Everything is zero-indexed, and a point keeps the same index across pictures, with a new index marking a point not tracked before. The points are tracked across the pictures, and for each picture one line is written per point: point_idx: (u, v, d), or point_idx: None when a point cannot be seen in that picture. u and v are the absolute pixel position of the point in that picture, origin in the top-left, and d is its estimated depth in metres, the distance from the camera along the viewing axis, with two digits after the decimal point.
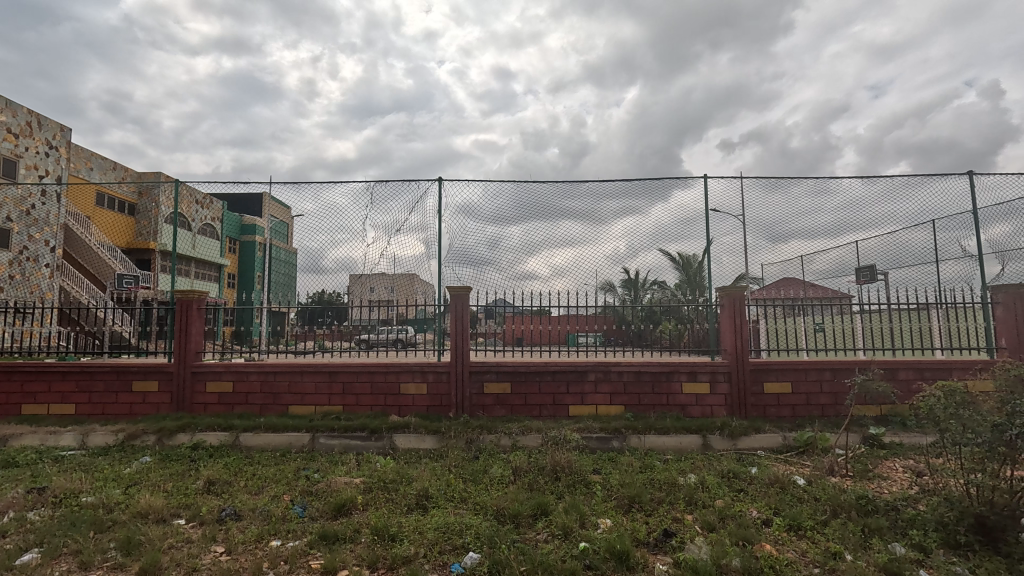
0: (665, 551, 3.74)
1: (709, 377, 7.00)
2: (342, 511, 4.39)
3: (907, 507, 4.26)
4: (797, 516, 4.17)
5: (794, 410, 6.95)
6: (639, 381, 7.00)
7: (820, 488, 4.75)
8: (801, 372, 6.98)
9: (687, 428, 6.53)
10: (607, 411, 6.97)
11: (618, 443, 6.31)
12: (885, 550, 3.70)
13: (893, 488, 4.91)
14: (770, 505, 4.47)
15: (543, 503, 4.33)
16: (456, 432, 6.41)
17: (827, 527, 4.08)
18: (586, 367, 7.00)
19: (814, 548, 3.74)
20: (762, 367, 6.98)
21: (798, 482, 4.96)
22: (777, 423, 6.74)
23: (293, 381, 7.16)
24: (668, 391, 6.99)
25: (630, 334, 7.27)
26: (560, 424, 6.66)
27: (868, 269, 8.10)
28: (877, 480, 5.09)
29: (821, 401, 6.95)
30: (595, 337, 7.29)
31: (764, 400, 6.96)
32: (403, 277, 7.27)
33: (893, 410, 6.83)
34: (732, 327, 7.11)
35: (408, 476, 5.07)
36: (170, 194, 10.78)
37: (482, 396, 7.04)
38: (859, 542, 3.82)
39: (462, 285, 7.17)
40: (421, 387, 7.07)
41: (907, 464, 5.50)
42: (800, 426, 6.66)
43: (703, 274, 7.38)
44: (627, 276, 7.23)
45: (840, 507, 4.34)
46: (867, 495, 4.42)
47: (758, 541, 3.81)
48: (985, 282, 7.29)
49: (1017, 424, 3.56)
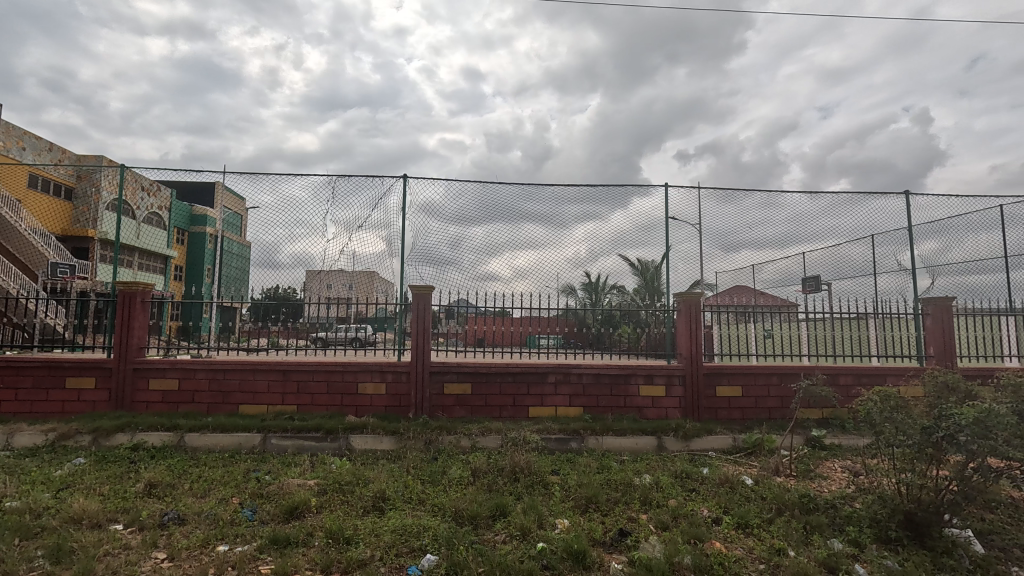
0: (621, 550, 3.82)
1: (665, 381, 7.20)
2: (294, 515, 4.25)
3: (844, 505, 4.50)
4: (744, 514, 4.35)
5: (743, 412, 7.23)
6: (598, 383, 7.12)
7: (766, 488, 4.96)
8: (751, 376, 7.27)
9: (643, 429, 6.70)
10: (566, 412, 7.05)
11: (576, 444, 6.40)
12: (825, 546, 3.92)
13: (832, 487, 5.20)
14: (719, 504, 4.64)
15: (502, 504, 4.34)
16: (415, 432, 6.32)
17: (772, 524, 4.26)
18: (546, 369, 7.06)
19: (760, 545, 3.91)
20: (714, 371, 7.25)
21: (746, 482, 5.16)
22: (727, 425, 7.01)
23: (244, 379, 6.88)
24: (626, 394, 7.14)
25: (589, 337, 7.38)
26: (520, 425, 6.69)
27: (813, 279, 8.60)
28: (817, 480, 5.38)
29: (769, 404, 7.26)
30: (555, 339, 7.30)
31: (716, 403, 7.22)
32: (363, 274, 7.14)
33: (834, 413, 7.21)
34: (687, 332, 7.35)
35: (364, 478, 4.96)
36: (115, 178, 10.11)
37: (442, 397, 6.98)
38: (801, 538, 4.01)
39: (425, 285, 7.08)
40: (379, 387, 6.94)
41: (845, 465, 5.84)
42: (748, 428, 6.96)
43: (660, 279, 7.57)
44: (588, 279, 7.33)
45: (784, 505, 4.55)
46: (808, 493, 4.65)
47: (708, 539, 3.94)
48: (918, 295, 7.81)
49: (944, 427, 3.84)
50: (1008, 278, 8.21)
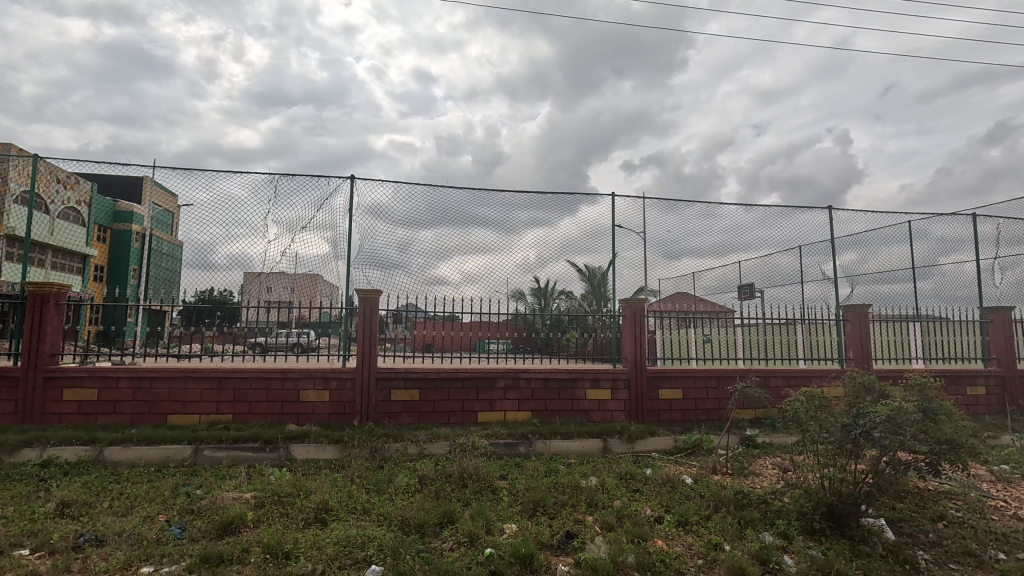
0: (567, 552, 3.87)
1: (611, 384, 7.39)
2: (228, 530, 4.01)
3: (775, 500, 4.78)
4: (684, 512, 4.53)
5: (683, 414, 7.53)
6: (546, 388, 7.21)
7: (705, 486, 5.19)
8: (691, 379, 7.59)
9: (590, 432, 6.84)
10: (514, 417, 7.08)
11: (524, 448, 6.44)
12: (757, 539, 4.14)
13: (764, 483, 5.51)
14: (661, 503, 4.80)
15: (450, 510, 4.29)
16: (360, 440, 6.15)
17: (709, 521, 4.46)
18: (495, 374, 7.07)
19: (699, 541, 4.08)
20: (657, 375, 7.51)
21: (686, 481, 5.37)
22: (669, 427, 7.28)
23: (174, 387, 6.45)
24: (573, 398, 7.26)
25: (538, 342, 7.44)
26: (468, 431, 6.65)
27: (747, 287, 9.12)
28: (751, 477, 5.69)
29: (707, 406, 7.60)
30: (503, 344, 7.43)
31: (658, 405, 7.48)
32: (305, 277, 6.98)
33: (765, 413, 7.64)
34: (632, 336, 7.59)
35: (306, 488, 4.77)
36: (28, 169, 9.27)
37: (389, 403, 6.83)
38: (736, 533, 4.22)
39: (372, 289, 6.92)
40: (322, 394, 6.70)
41: (776, 462, 6.20)
42: (688, 429, 7.26)
43: (606, 285, 7.79)
44: (537, 285, 7.46)
45: (720, 502, 4.77)
46: (742, 490, 4.90)
47: (650, 538, 4.07)
48: (840, 302, 8.44)
49: (861, 424, 4.17)
50: (916, 288, 9.01)
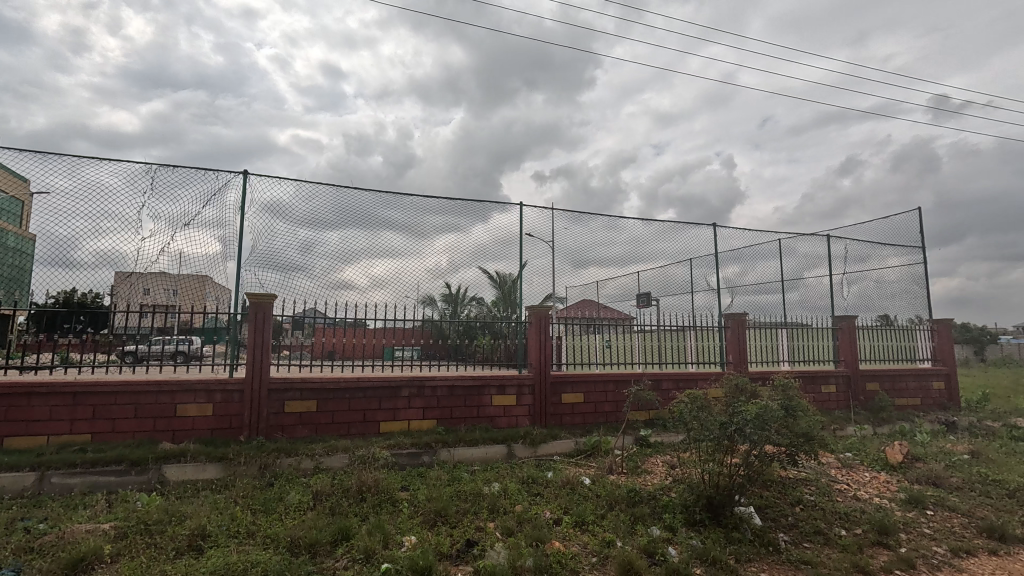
0: (467, 561, 3.86)
1: (516, 390, 7.51)
2: (78, 569, 3.50)
3: (662, 495, 5.14)
4: (581, 512, 4.71)
5: (584, 417, 7.84)
6: (452, 395, 7.15)
7: (601, 486, 5.44)
8: (591, 384, 7.93)
9: (495, 438, 6.89)
10: (419, 426, 6.94)
11: (427, 458, 6.33)
12: (645, 534, 4.41)
13: (654, 480, 5.90)
14: (561, 505, 4.96)
15: (345, 527, 4.10)
16: (248, 457, 5.68)
17: (604, 519, 4.68)
18: (399, 383, 6.89)
19: (593, 540, 4.26)
20: (560, 380, 7.76)
21: (585, 482, 5.60)
22: (570, 430, 7.55)
23: (13, 405, 5.52)
24: (479, 404, 7.28)
25: (447, 348, 7.37)
26: (369, 442, 6.40)
27: (645, 295, 9.75)
28: (643, 475, 6.06)
29: (606, 409, 7.98)
30: (412, 351, 7.22)
31: (561, 410, 7.73)
32: (190, 278, 6.41)
33: (657, 414, 8.19)
34: (537, 343, 7.77)
35: (180, 514, 4.30)
36: None
37: (282, 416, 6.38)
38: (627, 529, 4.47)
39: (266, 293, 6.46)
40: (203, 409, 6.09)
41: (665, 459, 6.66)
42: (588, 432, 7.58)
43: (515, 292, 7.94)
44: (448, 290, 7.34)
45: (614, 501, 5.02)
46: (635, 488, 5.21)
47: (548, 540, 4.18)
48: (722, 310, 9.29)
49: (735, 422, 4.62)
50: (784, 298, 10.18)
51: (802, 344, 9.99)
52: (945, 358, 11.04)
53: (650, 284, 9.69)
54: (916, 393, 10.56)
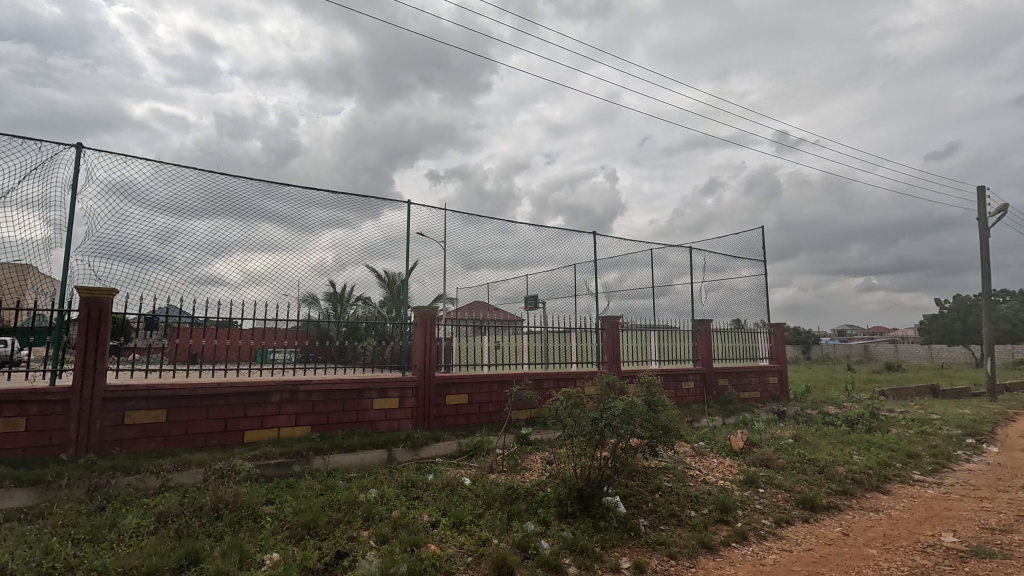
0: (336, 574, 3.67)
1: (399, 393, 7.32)
2: None
3: (538, 490, 5.35)
4: (460, 513, 4.72)
5: (467, 418, 7.88)
6: (329, 400, 6.76)
7: (480, 485, 5.50)
8: (475, 384, 8.00)
9: (374, 443, 6.66)
10: (291, 434, 6.46)
11: (298, 467, 5.91)
12: (520, 529, 4.55)
13: (531, 476, 6.11)
14: (439, 507, 4.93)
15: (195, 549, 3.68)
16: (73, 478, 4.85)
17: (481, 518, 4.74)
18: (270, 388, 6.36)
19: (469, 539, 4.30)
20: (445, 381, 7.72)
21: (465, 482, 5.62)
22: (453, 431, 7.55)
23: None
24: (358, 409, 6.97)
25: (331, 351, 6.99)
26: (229, 454, 5.82)
27: (532, 298, 9.97)
28: (521, 472, 6.25)
29: (489, 409, 8.10)
30: (289, 353, 6.68)
31: (445, 411, 7.69)
32: (11, 269, 5.46)
33: (538, 412, 8.50)
34: (422, 344, 7.65)
35: None
36: None
37: (122, 429, 5.56)
38: (503, 526, 4.57)
39: (106, 288, 5.60)
40: (14, 424, 5.11)
41: (543, 456, 6.95)
42: (471, 432, 7.64)
43: (405, 292, 7.70)
44: (332, 289, 6.90)
45: (491, 499, 5.11)
46: (512, 485, 5.34)
47: (424, 544, 4.13)
48: (600, 313, 9.89)
49: (605, 417, 4.96)
50: (653, 303, 11.13)
51: (667, 345, 11.02)
52: (779, 356, 12.85)
53: (538, 287, 9.97)
54: (756, 387, 12.19)
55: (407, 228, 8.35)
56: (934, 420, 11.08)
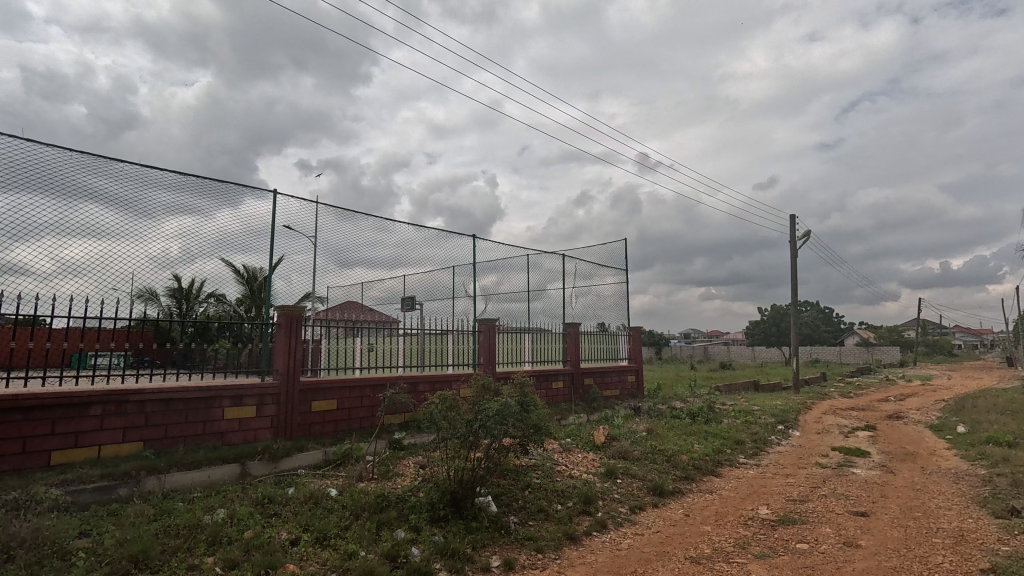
0: None
1: (256, 401, 6.63)
2: None
3: (410, 496, 5.23)
4: (324, 527, 4.43)
5: (335, 425, 7.42)
6: (168, 411, 5.89)
7: (348, 496, 5.20)
8: (345, 389, 7.57)
9: (224, 457, 5.98)
10: (116, 452, 5.51)
11: (126, 491, 5.11)
12: (390, 538, 4.40)
13: (403, 482, 5.95)
14: (300, 522, 4.57)
15: None
16: None
17: (347, 530, 4.49)
18: (90, 399, 5.37)
19: (334, 554, 4.05)
20: (311, 387, 7.19)
21: (330, 494, 5.27)
22: (319, 440, 7.06)
23: None
24: (206, 419, 6.17)
25: (172, 355, 6.14)
26: (29, 480, 4.83)
27: (410, 299, 9.98)
28: (393, 478, 6.06)
29: (359, 414, 7.71)
30: (118, 358, 5.80)
31: (310, 419, 7.15)
32: None
33: (412, 416, 8.29)
34: (286, 347, 7.04)
35: None
36: None
37: None
38: (371, 537, 4.38)
39: None
40: None
41: (416, 460, 6.81)
42: (339, 440, 7.21)
43: (266, 290, 7.13)
44: (177, 285, 6.22)
45: (359, 509, 4.87)
46: (383, 493, 5.15)
47: (282, 564, 3.79)
48: (478, 316, 10.00)
49: (480, 419, 5.02)
50: (528, 307, 11.53)
51: (539, 347, 11.50)
52: (636, 357, 14.13)
53: (415, 288, 9.83)
54: (617, 385, 13.27)
55: (272, 220, 7.64)
56: (755, 410, 13.05)
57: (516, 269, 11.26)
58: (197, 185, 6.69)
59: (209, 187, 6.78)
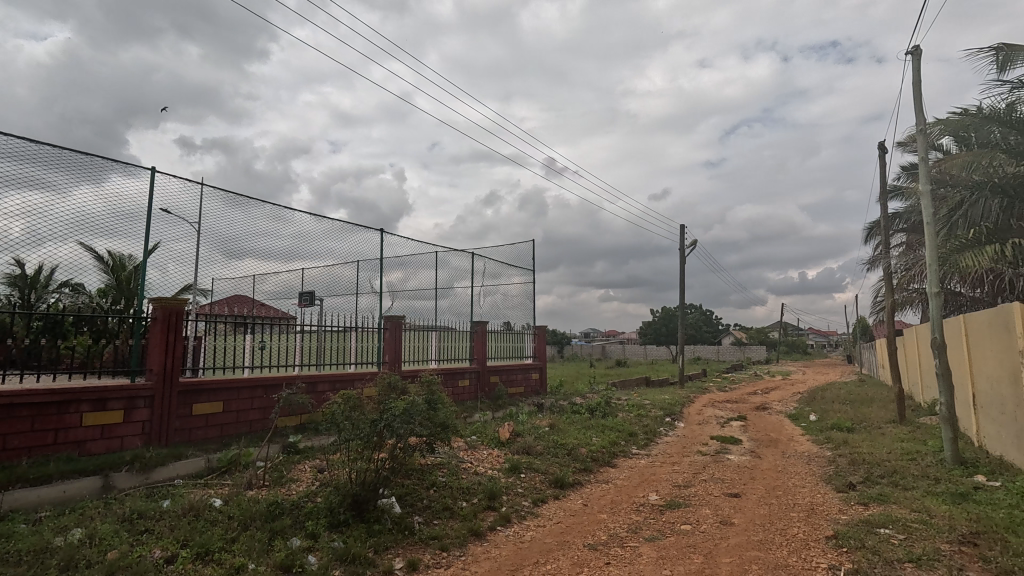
0: None
1: (124, 404, 5.87)
2: None
3: (306, 502, 4.95)
4: (206, 541, 4.04)
5: (221, 429, 6.79)
6: (8, 418, 5.05)
7: (235, 505, 4.78)
8: (233, 390, 6.95)
9: (83, 469, 5.31)
10: None
11: None
12: (284, 547, 4.13)
13: (299, 487, 5.60)
14: (178, 538, 4.12)
15: None
16: None
17: (234, 543, 4.13)
18: None
19: (218, 570, 3.71)
20: (192, 388, 6.51)
21: (214, 504, 4.81)
22: (201, 446, 6.42)
23: None
24: (59, 427, 5.34)
25: (15, 353, 5.39)
26: None
27: (308, 293, 8.87)
28: (287, 484, 5.68)
29: (250, 417, 7.12)
30: None
31: (190, 423, 6.47)
32: None
33: (309, 417, 7.81)
34: (163, 344, 6.29)
35: None
36: None
37: None
38: (263, 547, 4.08)
39: None
40: None
41: (313, 464, 6.44)
42: (225, 446, 6.62)
43: (136, 280, 6.58)
44: (23, 272, 5.27)
45: (249, 519, 4.50)
46: (276, 500, 4.81)
47: None
48: (383, 313, 9.68)
49: (385, 419, 4.88)
50: (436, 304, 11.38)
51: (446, 345, 11.42)
52: (540, 355, 14.54)
53: (315, 283, 8.84)
54: (521, 382, 13.57)
55: (148, 203, 6.82)
56: (646, 404, 14.05)
57: (424, 266, 11.07)
58: (58, 156, 5.88)
59: (72, 160, 5.98)
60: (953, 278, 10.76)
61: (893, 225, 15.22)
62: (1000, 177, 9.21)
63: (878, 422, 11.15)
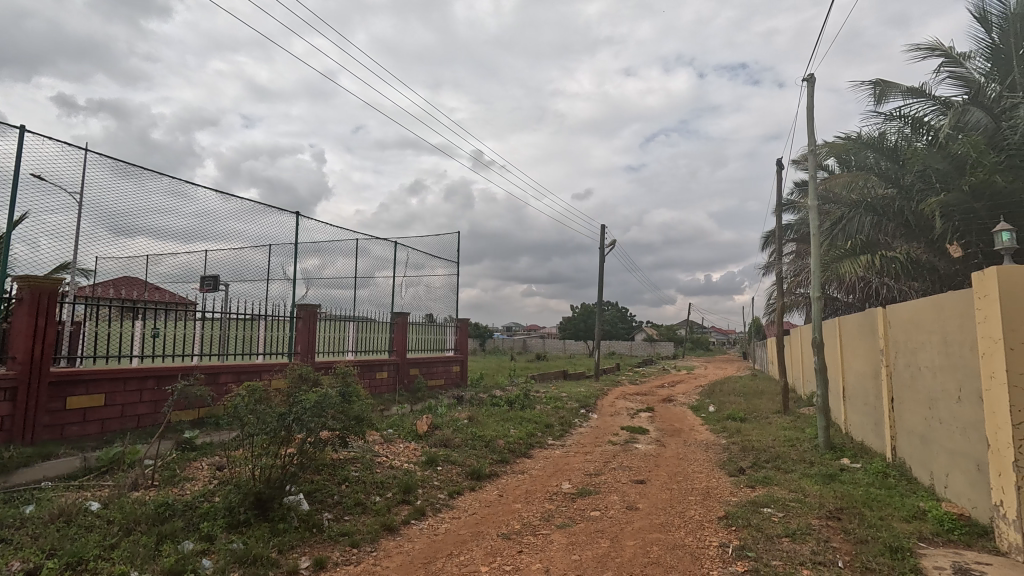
0: None
1: None
2: None
3: (202, 502, 4.59)
4: (80, 549, 3.62)
5: (102, 425, 6.10)
6: None
7: (116, 508, 4.32)
8: (118, 382, 6.27)
9: None
10: None
11: None
12: (174, 551, 3.80)
13: (194, 487, 5.17)
14: (43, 547, 3.66)
15: None
16: None
17: (113, 550, 3.74)
18: None
19: None
20: (68, 379, 5.79)
21: (91, 508, 4.31)
22: (75, 444, 5.72)
23: None
24: None
25: None
26: None
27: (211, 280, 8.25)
28: (180, 484, 5.22)
29: (137, 411, 6.45)
30: None
31: (63, 418, 5.74)
32: None
33: (208, 411, 7.22)
34: (29, 329, 5.51)
35: None
36: None
37: None
38: (149, 553, 3.73)
39: None
40: None
41: (211, 462, 5.97)
42: (106, 443, 5.94)
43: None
44: None
45: (133, 523, 4.09)
46: (166, 501, 4.41)
47: None
48: (296, 301, 9.15)
49: (294, 412, 4.62)
50: (355, 293, 10.96)
51: (364, 336, 11.03)
52: (462, 348, 14.48)
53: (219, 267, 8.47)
54: (442, 375, 13.46)
55: (16, 165, 5.94)
56: (563, 397, 14.52)
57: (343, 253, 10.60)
58: None
59: None
60: (832, 284, 12.10)
61: (786, 234, 16.81)
62: (873, 197, 10.45)
63: (766, 413, 12.34)
